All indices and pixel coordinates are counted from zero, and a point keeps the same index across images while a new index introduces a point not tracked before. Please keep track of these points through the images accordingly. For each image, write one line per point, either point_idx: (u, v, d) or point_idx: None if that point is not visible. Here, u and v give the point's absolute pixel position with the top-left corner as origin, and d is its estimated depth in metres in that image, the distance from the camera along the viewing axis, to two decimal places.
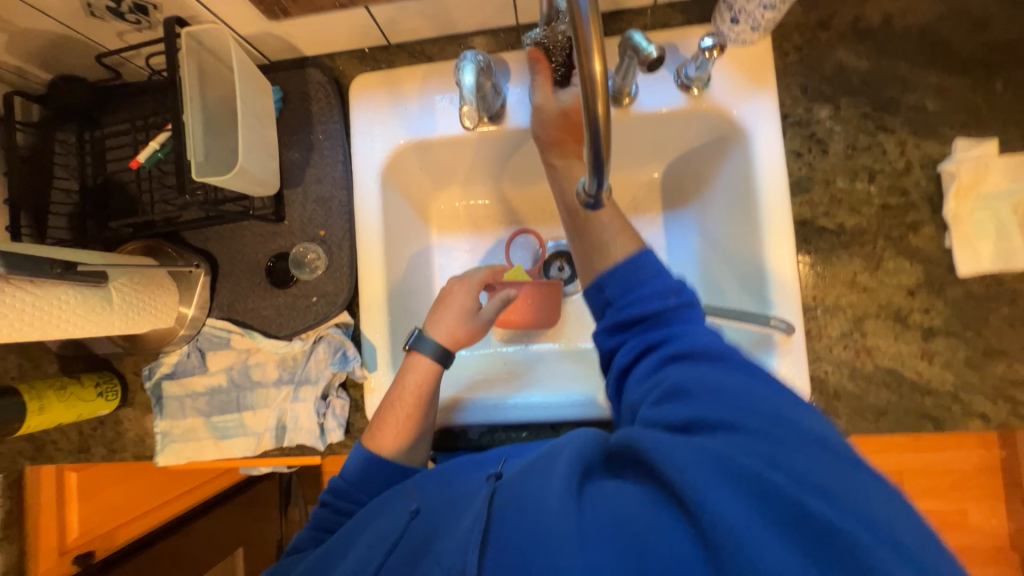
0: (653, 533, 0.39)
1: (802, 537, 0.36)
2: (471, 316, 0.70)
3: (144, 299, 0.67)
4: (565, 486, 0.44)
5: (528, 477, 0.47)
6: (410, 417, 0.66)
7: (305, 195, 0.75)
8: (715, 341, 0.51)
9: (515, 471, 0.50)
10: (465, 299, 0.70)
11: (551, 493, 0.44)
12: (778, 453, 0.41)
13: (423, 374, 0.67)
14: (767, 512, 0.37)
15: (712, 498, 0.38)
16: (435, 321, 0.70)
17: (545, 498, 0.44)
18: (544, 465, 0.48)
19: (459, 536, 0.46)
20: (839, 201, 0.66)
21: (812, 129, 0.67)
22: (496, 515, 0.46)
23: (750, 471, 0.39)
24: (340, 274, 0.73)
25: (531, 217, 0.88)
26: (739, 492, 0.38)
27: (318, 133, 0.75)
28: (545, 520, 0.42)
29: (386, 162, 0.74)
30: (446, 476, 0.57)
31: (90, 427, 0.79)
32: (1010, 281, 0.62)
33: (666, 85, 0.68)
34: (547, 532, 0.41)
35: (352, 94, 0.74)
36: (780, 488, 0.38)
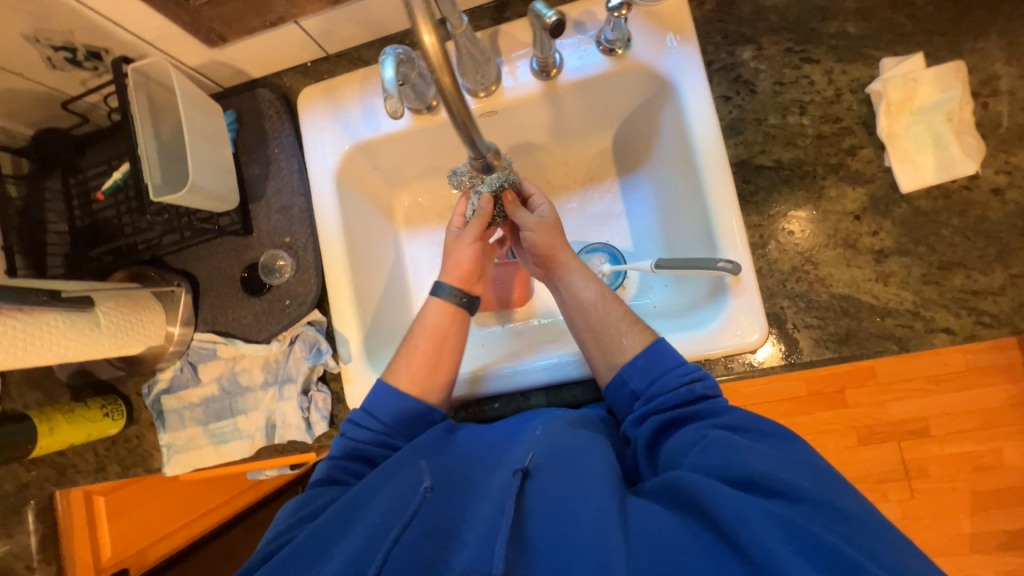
0: (702, 559, 0.45)
1: None
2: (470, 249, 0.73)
3: (131, 320, 0.73)
4: (609, 503, 0.49)
5: (562, 476, 0.53)
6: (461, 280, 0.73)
7: (269, 208, 0.79)
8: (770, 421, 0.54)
9: (546, 466, 0.55)
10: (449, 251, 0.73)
11: (591, 508, 0.49)
12: (831, 519, 0.45)
13: (440, 313, 0.71)
14: (818, 562, 0.41)
15: (767, 547, 0.42)
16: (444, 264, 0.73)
17: (581, 505, 0.50)
18: (575, 466, 0.54)
19: (477, 535, 0.49)
20: (773, 137, 0.66)
21: (737, 72, 0.68)
22: (520, 516, 0.51)
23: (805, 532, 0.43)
24: (307, 276, 0.77)
25: None
26: (790, 542, 0.43)
27: (273, 148, 0.80)
28: (603, 522, 0.48)
29: (338, 165, 0.78)
30: (450, 462, 0.60)
31: (105, 447, 0.85)
32: (958, 192, 0.61)
33: (589, 51, 0.71)
34: (608, 532, 0.47)
35: (299, 107, 0.79)
36: (831, 545, 0.42)
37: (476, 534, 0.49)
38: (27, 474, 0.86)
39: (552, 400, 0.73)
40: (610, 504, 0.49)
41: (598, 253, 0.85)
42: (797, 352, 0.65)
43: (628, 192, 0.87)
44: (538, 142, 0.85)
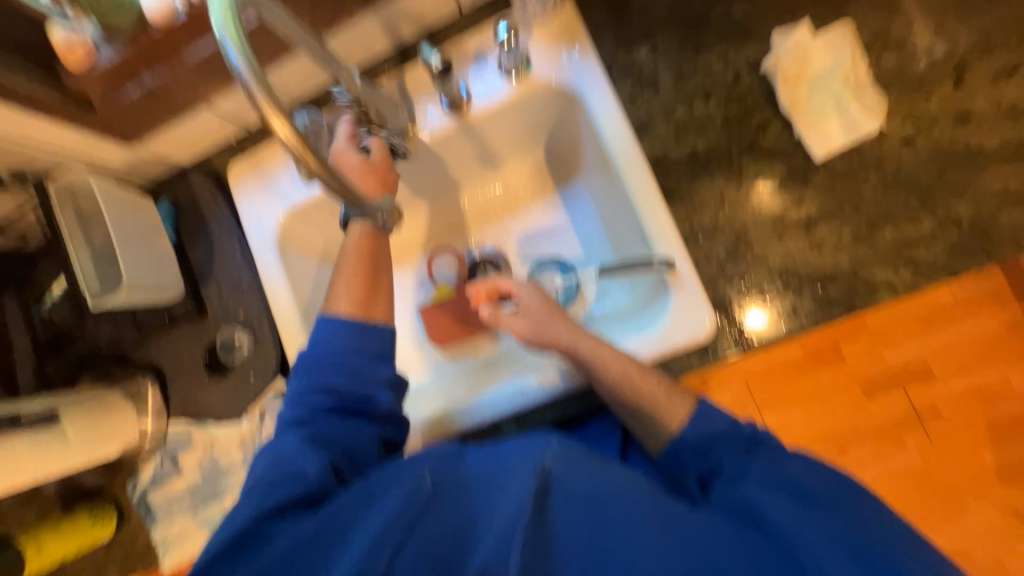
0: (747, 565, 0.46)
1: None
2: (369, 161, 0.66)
3: (99, 427, 0.74)
4: (650, 512, 0.48)
5: (591, 481, 0.49)
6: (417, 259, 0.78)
7: (219, 287, 0.80)
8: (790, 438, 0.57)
9: (580, 473, 0.50)
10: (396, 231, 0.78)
11: (631, 521, 0.47)
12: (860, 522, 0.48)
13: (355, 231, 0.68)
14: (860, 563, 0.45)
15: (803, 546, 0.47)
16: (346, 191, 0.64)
17: (619, 517, 0.47)
18: (610, 478, 0.50)
19: (500, 538, 0.46)
20: (684, 128, 0.67)
21: (638, 72, 0.69)
22: (550, 522, 0.47)
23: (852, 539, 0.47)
24: (266, 346, 0.78)
25: (440, 237, 0.92)
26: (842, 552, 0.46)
27: (213, 228, 0.81)
28: (644, 529, 0.47)
29: (278, 233, 0.79)
30: (462, 458, 0.54)
31: (101, 553, 0.85)
32: (869, 149, 0.62)
33: (494, 79, 0.72)
34: (648, 540, 0.46)
35: (231, 184, 0.80)
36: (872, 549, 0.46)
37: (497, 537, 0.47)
38: None
39: (523, 424, 0.73)
40: (649, 511, 0.48)
41: (549, 267, 0.85)
42: (749, 335, 0.64)
43: (568, 202, 0.87)
44: (471, 170, 0.86)
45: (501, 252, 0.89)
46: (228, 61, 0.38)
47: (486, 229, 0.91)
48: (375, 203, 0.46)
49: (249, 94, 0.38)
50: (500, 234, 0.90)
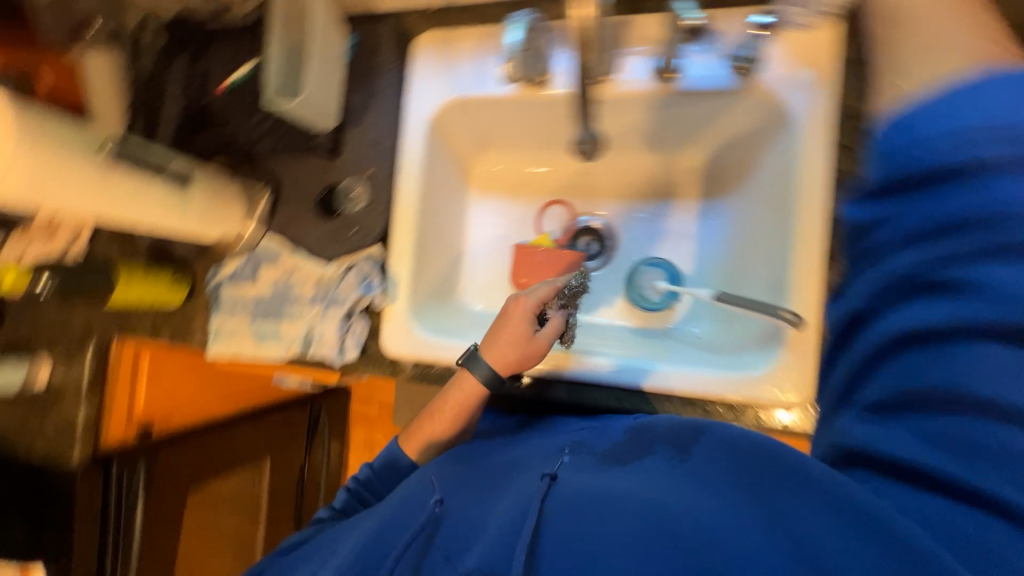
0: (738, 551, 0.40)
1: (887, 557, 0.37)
2: (528, 340, 0.67)
3: (213, 207, 0.78)
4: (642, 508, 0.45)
5: (590, 479, 0.51)
6: (523, 359, 0.67)
7: (360, 137, 0.82)
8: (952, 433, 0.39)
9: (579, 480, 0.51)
10: (524, 321, 0.67)
11: (619, 510, 0.45)
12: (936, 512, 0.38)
13: (466, 394, 0.68)
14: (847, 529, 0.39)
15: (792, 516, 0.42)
16: (489, 344, 0.67)
17: (610, 505, 0.46)
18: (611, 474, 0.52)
19: (493, 536, 0.47)
20: None
21: (863, 123, 0.64)
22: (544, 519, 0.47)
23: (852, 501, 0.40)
24: (378, 210, 0.81)
25: (565, 190, 0.90)
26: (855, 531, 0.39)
27: (379, 81, 0.82)
28: (613, 534, 0.44)
29: (435, 114, 0.80)
30: (470, 470, 0.60)
31: (162, 313, 0.93)
32: None
33: (717, 65, 0.69)
34: (619, 546, 0.43)
35: (414, 48, 0.81)
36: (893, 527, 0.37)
37: (487, 530, 0.48)
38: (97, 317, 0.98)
39: (574, 395, 0.73)
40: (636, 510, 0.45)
41: (657, 269, 0.82)
42: None
43: (707, 217, 0.84)
44: (633, 141, 0.83)
45: (613, 230, 0.87)
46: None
47: (614, 203, 0.88)
48: (586, 132, 0.77)
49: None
50: (623, 214, 0.88)
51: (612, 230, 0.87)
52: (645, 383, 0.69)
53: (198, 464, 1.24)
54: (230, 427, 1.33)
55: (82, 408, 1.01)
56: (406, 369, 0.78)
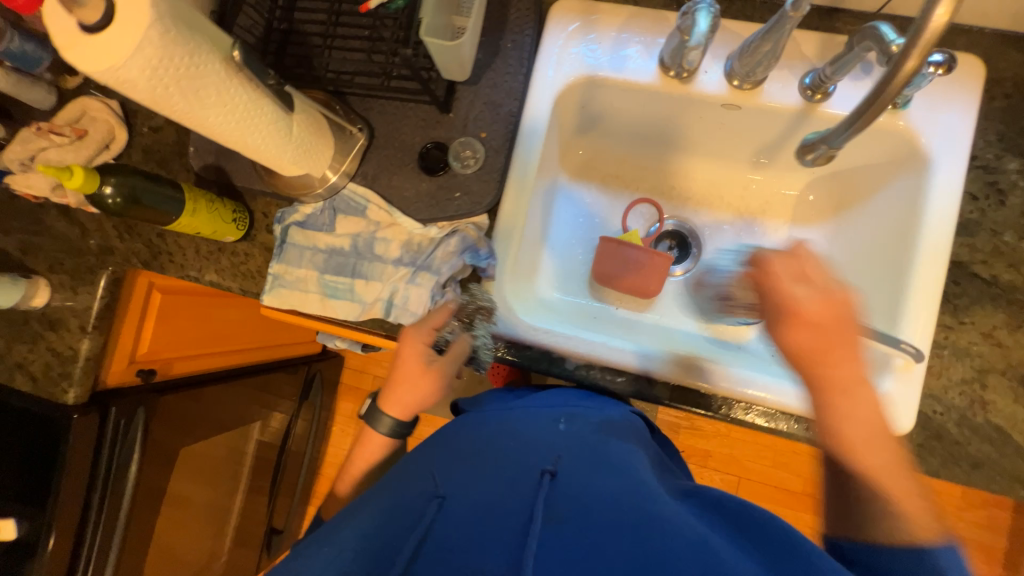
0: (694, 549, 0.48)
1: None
2: (421, 376, 0.81)
3: (309, 141, 0.70)
4: (624, 523, 0.52)
5: (581, 476, 0.59)
6: (437, 393, 0.84)
7: (476, 96, 0.76)
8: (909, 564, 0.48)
9: (569, 468, 0.60)
10: (411, 364, 0.81)
11: (605, 508, 0.54)
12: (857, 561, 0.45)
13: (401, 413, 0.85)
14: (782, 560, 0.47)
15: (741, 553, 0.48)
16: (394, 390, 0.84)
17: (593, 500, 0.55)
18: (597, 471, 0.59)
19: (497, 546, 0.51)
20: (1001, 253, 0.66)
21: (998, 177, 0.66)
22: (550, 523, 0.52)
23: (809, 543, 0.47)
24: (488, 178, 0.75)
25: (657, 191, 0.91)
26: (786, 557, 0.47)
27: (506, 41, 0.77)
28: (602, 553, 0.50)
29: (564, 87, 0.75)
30: (479, 440, 0.67)
31: (208, 250, 0.82)
32: None
33: (864, 94, 0.69)
34: (603, 541, 0.51)
35: (552, 13, 0.76)
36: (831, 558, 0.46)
37: (489, 531, 0.52)
38: (121, 242, 0.85)
39: (675, 396, 0.73)
40: (614, 510, 0.54)
41: None
42: (928, 459, 0.66)
43: (793, 240, 0.86)
44: (745, 153, 0.84)
45: (697, 235, 0.90)
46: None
47: (701, 211, 0.90)
48: (819, 154, 0.71)
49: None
50: (710, 225, 0.89)
51: (695, 235, 0.90)
52: (740, 387, 0.71)
53: (199, 422, 1.11)
54: (231, 381, 1.21)
55: (85, 343, 0.87)
56: (499, 347, 0.75)
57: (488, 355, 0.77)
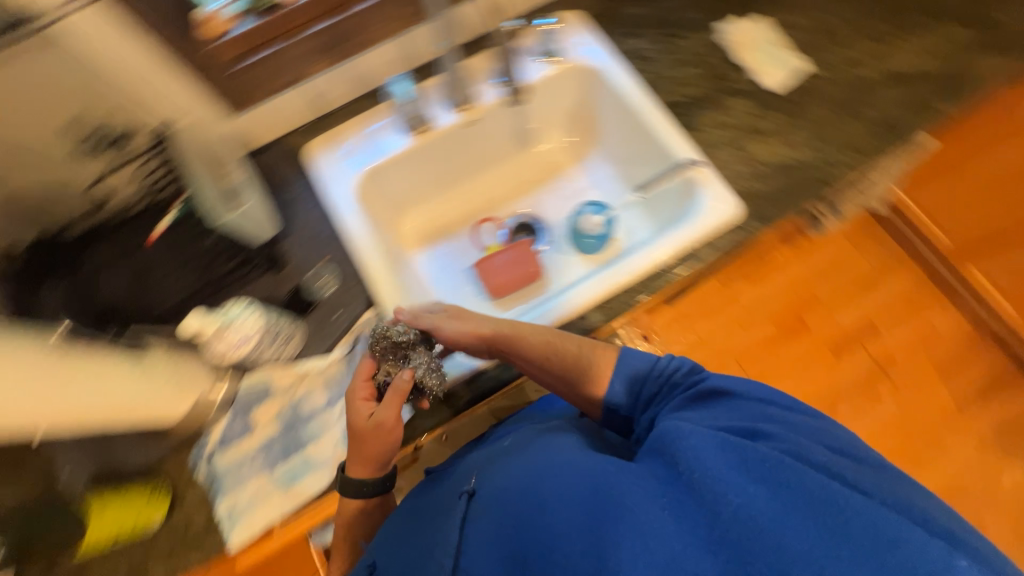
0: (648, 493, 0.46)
1: (768, 480, 0.44)
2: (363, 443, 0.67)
3: (177, 371, 0.73)
4: (553, 493, 0.50)
5: (522, 473, 0.55)
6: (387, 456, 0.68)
7: (298, 241, 0.86)
8: (734, 423, 0.51)
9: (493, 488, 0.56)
10: (356, 415, 0.67)
11: (545, 486, 0.52)
12: (794, 472, 0.44)
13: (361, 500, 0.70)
14: (670, 487, 0.46)
15: (707, 462, 0.46)
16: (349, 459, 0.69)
17: (538, 486, 0.52)
18: (540, 466, 0.55)
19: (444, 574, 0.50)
20: (680, 82, 0.93)
21: (639, 52, 0.96)
22: (472, 522, 0.53)
23: (685, 462, 0.47)
24: (351, 285, 0.82)
25: (482, 208, 1.09)
26: (750, 476, 0.44)
27: (292, 193, 0.90)
28: (557, 531, 0.47)
29: (356, 189, 0.90)
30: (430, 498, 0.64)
31: (145, 549, 0.73)
32: (805, 84, 0.91)
33: (533, 66, 0.96)
34: (554, 519, 0.48)
35: (309, 155, 0.92)
36: (691, 476, 0.46)
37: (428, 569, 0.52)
38: None
39: (609, 313, 0.83)
40: (549, 490, 0.51)
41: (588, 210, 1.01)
42: (765, 212, 0.85)
43: (585, 169, 1.09)
44: (510, 144, 1.06)
45: (535, 214, 1.09)
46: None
47: (521, 199, 1.10)
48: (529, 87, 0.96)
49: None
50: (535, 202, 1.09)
51: (534, 215, 1.09)
52: (663, 250, 0.83)
53: None
54: None
55: None
56: (463, 393, 0.79)
57: (438, 380, 0.69)
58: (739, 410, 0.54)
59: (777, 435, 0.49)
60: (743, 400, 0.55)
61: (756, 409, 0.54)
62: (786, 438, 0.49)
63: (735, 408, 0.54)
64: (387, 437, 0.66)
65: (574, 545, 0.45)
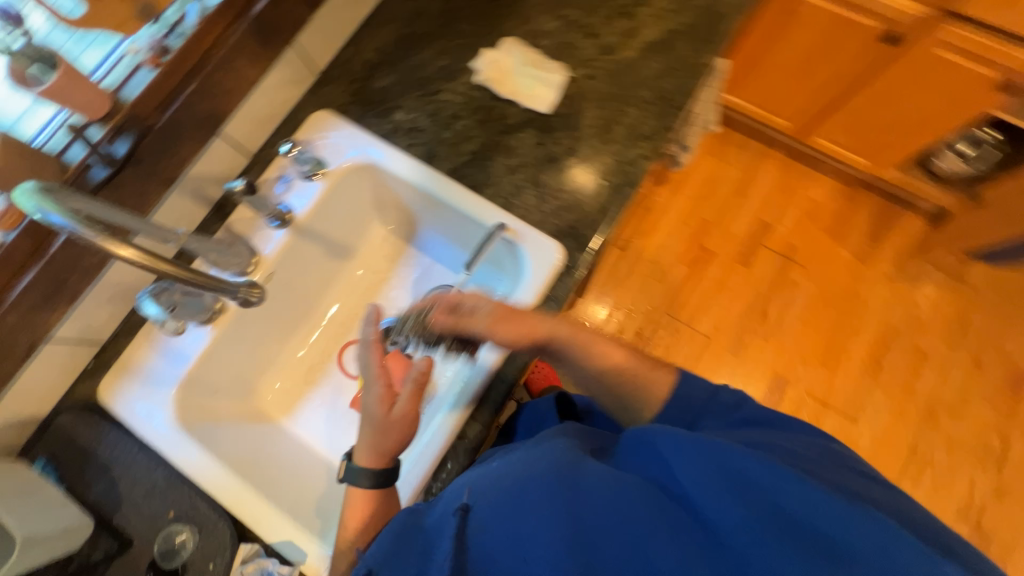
0: (653, 516, 0.43)
1: (774, 532, 0.39)
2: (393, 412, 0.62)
3: None
4: (547, 489, 0.48)
5: (500, 498, 0.50)
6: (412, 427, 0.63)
7: (135, 504, 0.74)
8: (797, 447, 0.50)
9: (483, 500, 0.51)
10: (377, 406, 0.62)
11: (522, 511, 0.47)
12: (780, 481, 0.41)
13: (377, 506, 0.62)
14: (665, 517, 0.43)
15: (703, 503, 0.42)
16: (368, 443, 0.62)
17: (517, 522, 0.47)
18: (512, 490, 0.50)
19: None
20: (457, 142, 0.87)
21: (405, 127, 0.89)
22: (473, 543, 0.48)
23: (704, 479, 0.43)
24: (214, 525, 0.73)
25: (338, 334, 0.98)
26: (734, 492, 0.41)
27: (105, 452, 0.77)
28: (539, 537, 0.45)
29: (175, 413, 0.78)
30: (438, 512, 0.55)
31: None
32: (572, 91, 0.87)
33: (303, 187, 0.86)
34: (534, 543, 0.45)
35: (104, 401, 0.78)
36: (684, 510, 0.43)
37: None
38: None
39: (487, 419, 0.76)
40: (532, 503, 0.48)
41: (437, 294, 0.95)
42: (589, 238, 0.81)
43: (420, 248, 1.00)
44: (330, 263, 0.96)
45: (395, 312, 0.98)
46: (52, 223, 0.48)
47: (373, 302, 1.00)
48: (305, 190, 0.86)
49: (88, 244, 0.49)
50: (388, 301, 1.00)
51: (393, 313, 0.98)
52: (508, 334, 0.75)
53: None
54: None
55: None
56: None
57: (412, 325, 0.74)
58: (797, 447, 0.50)
59: (811, 463, 0.48)
60: (775, 445, 0.51)
61: (795, 437, 0.52)
62: (807, 465, 0.48)
63: (768, 424, 0.56)
64: (410, 429, 0.63)
65: (551, 545, 0.44)
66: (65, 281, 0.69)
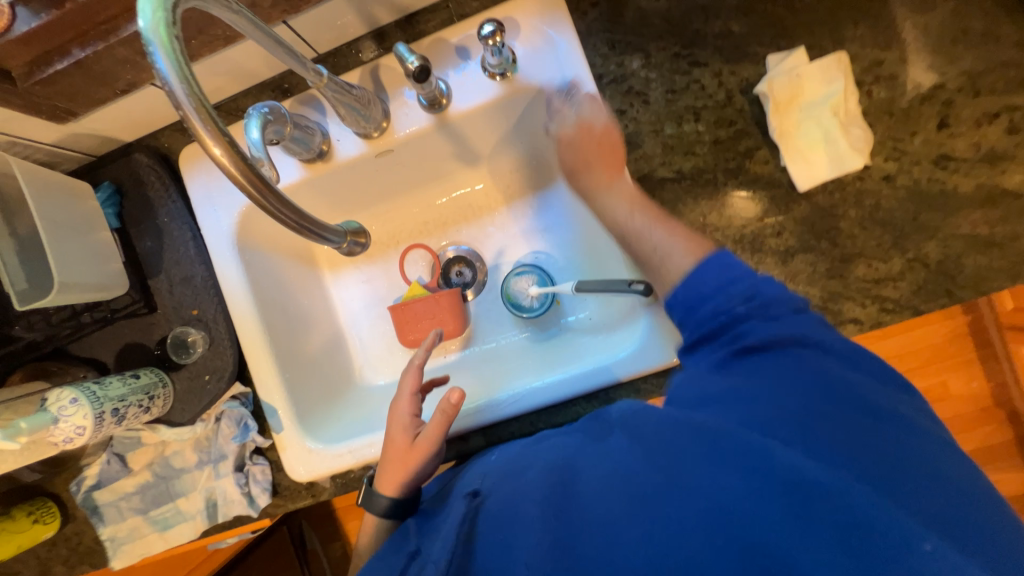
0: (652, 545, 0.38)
1: (778, 494, 0.36)
2: (409, 449, 0.63)
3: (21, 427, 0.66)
4: (556, 491, 0.45)
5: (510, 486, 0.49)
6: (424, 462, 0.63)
7: (169, 281, 0.74)
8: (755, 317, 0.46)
9: (499, 504, 0.49)
10: (400, 434, 0.63)
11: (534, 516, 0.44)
12: (831, 494, 0.35)
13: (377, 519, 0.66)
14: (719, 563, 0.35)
15: (705, 490, 0.38)
16: (381, 474, 0.64)
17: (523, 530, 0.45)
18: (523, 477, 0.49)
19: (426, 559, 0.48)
20: (672, 147, 0.65)
21: (628, 83, 0.66)
22: (473, 542, 0.48)
23: (705, 441, 0.40)
24: (223, 348, 0.74)
25: (415, 232, 0.86)
26: (739, 479, 0.37)
27: (162, 217, 0.74)
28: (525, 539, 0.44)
29: (237, 227, 0.74)
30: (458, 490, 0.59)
31: (45, 548, 0.80)
32: (852, 183, 0.62)
33: (476, 78, 0.68)
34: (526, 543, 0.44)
35: (183, 169, 0.73)
36: (770, 466, 0.37)
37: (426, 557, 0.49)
38: None
39: (492, 439, 0.72)
40: (546, 494, 0.45)
41: (527, 274, 0.81)
42: None
43: (549, 206, 0.83)
44: (453, 162, 0.80)
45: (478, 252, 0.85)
46: (156, 67, 0.39)
47: (464, 225, 0.85)
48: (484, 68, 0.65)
49: (180, 112, 0.39)
50: (480, 235, 0.85)
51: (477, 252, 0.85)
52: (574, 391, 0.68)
53: None
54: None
55: None
56: (326, 487, 0.74)
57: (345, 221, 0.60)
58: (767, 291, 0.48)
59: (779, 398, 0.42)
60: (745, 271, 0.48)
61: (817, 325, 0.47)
62: (822, 396, 0.42)
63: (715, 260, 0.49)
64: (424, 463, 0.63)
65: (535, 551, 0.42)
66: (186, 39, 0.58)
